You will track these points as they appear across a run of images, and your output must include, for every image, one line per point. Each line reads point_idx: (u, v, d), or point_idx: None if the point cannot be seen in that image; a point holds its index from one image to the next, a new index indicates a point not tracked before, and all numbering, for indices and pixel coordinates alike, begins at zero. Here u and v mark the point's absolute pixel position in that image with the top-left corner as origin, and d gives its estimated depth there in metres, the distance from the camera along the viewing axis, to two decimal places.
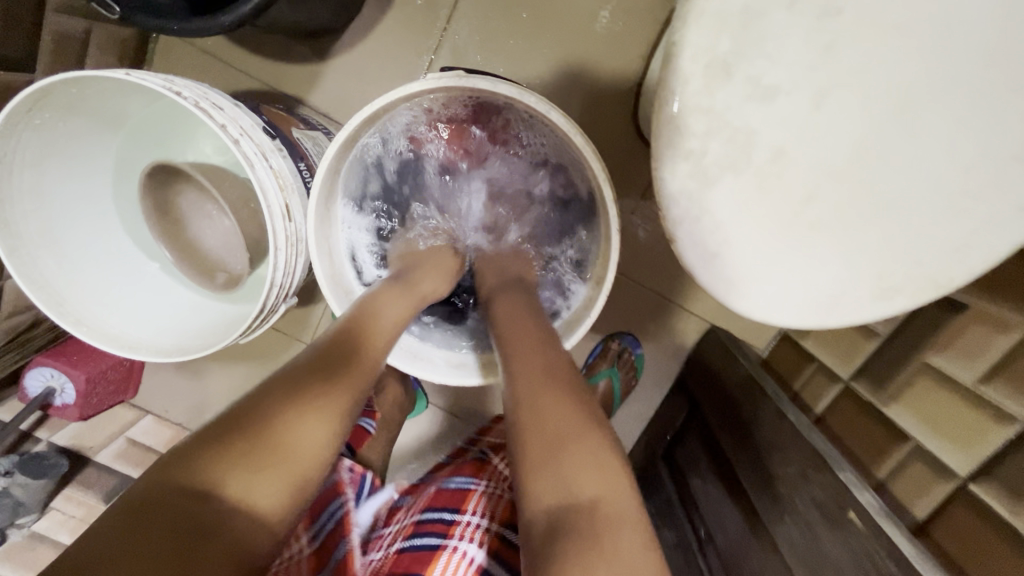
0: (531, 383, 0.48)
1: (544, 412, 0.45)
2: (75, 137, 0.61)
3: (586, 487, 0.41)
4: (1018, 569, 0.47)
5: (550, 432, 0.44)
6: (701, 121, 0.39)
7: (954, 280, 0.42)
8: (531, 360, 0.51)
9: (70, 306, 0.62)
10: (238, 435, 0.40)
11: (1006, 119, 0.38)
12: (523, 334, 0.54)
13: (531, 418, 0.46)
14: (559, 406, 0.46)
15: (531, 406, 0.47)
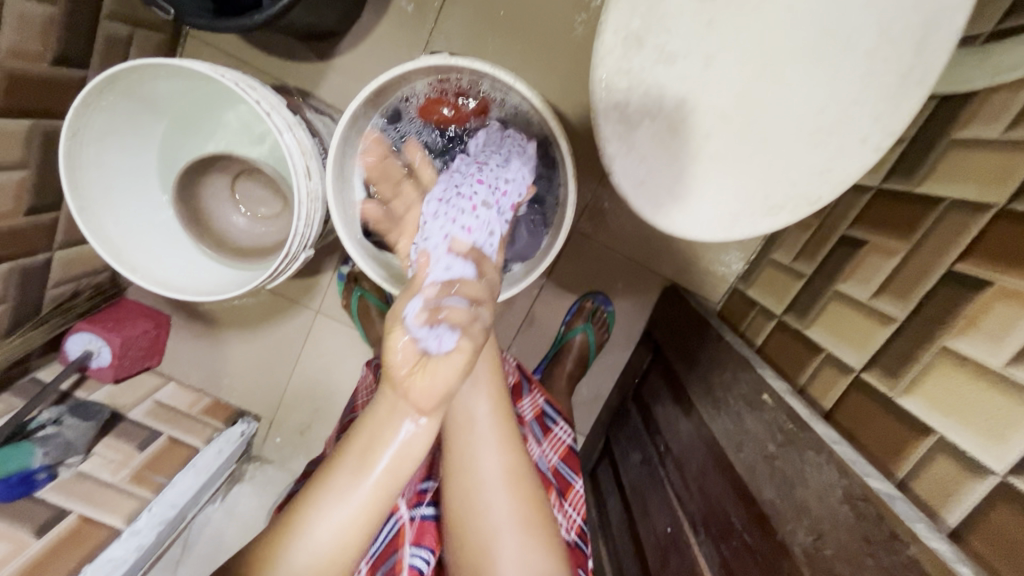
0: (458, 415, 0.63)
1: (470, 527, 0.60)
2: (130, 118, 0.74)
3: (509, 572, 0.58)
4: (891, 426, 0.60)
5: (468, 455, 0.61)
6: (623, 80, 0.55)
7: (821, 198, 0.55)
8: (468, 442, 0.62)
9: (126, 257, 0.75)
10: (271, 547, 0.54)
11: (844, 72, 0.53)
12: (473, 399, 0.63)
13: (456, 446, 0.62)
14: (495, 512, 0.60)
15: (456, 434, 0.62)
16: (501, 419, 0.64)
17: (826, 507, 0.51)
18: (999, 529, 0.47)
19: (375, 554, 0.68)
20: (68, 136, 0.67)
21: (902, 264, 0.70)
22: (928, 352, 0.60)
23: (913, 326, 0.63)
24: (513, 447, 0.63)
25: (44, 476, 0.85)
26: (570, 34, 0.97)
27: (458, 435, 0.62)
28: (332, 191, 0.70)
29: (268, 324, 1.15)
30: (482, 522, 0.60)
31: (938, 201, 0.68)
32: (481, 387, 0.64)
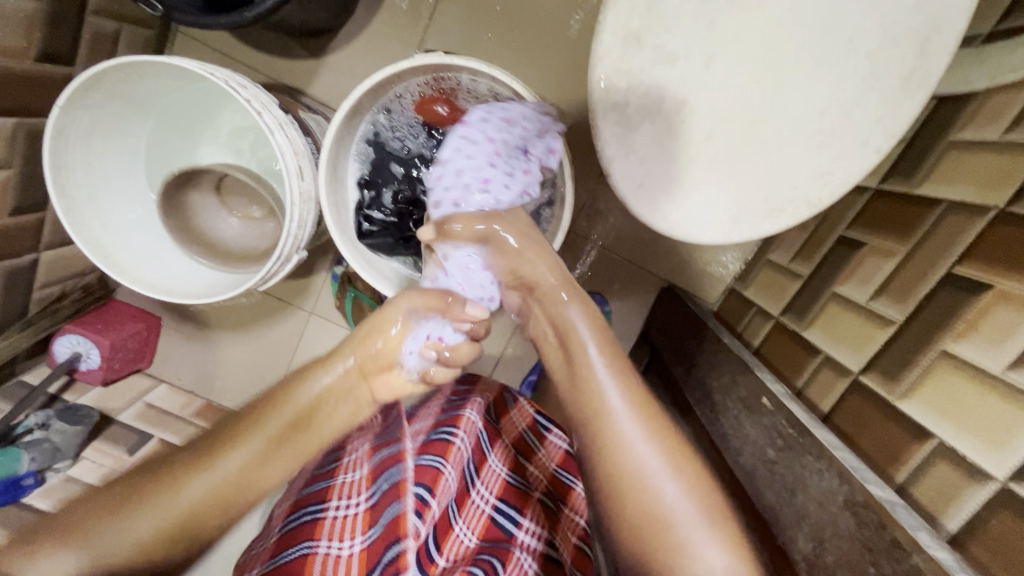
0: (586, 376, 0.58)
1: (628, 511, 0.54)
2: (117, 116, 0.72)
3: (694, 556, 0.52)
4: (890, 430, 0.60)
5: (608, 421, 0.56)
6: (622, 81, 0.54)
7: (822, 200, 0.55)
8: (608, 426, 0.56)
9: (114, 260, 0.73)
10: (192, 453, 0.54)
11: (845, 73, 0.53)
12: (592, 380, 0.58)
13: (590, 409, 0.57)
14: (659, 489, 0.54)
15: (590, 400, 0.57)
16: (624, 380, 0.58)
17: (827, 515, 0.51)
18: (1000, 536, 0.46)
19: (356, 542, 0.58)
20: (53, 135, 0.65)
21: (900, 266, 0.69)
22: (926, 356, 0.59)
23: (912, 329, 0.63)
24: (652, 416, 0.57)
25: (32, 482, 0.84)
26: (566, 32, 0.95)
27: (596, 400, 0.57)
28: (326, 192, 0.69)
29: (260, 324, 1.14)
30: (634, 495, 0.54)
31: (937, 203, 0.68)
32: (587, 338, 0.60)
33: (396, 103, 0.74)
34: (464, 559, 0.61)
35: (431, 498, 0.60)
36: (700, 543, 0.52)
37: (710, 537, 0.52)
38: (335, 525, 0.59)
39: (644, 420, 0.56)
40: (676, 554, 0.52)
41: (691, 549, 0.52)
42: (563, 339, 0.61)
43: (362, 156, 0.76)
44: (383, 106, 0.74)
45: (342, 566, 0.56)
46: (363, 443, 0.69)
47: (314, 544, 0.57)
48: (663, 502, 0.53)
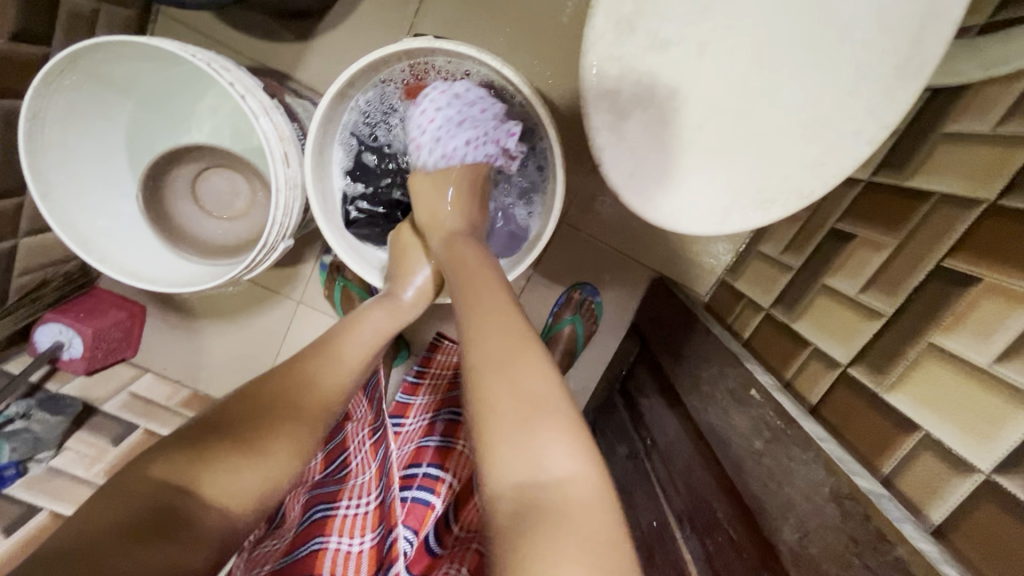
0: (463, 285, 0.54)
1: (492, 396, 0.44)
2: (96, 99, 0.70)
3: (553, 464, 0.41)
4: (877, 422, 0.60)
5: (477, 314, 0.50)
6: (614, 67, 0.53)
7: (813, 191, 0.54)
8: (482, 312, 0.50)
9: (94, 247, 0.71)
10: (214, 437, 0.45)
11: (839, 62, 0.52)
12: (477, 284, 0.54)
13: (463, 310, 0.52)
14: (529, 373, 0.45)
15: (466, 300, 0.52)
16: (500, 293, 0.53)
17: (812, 506, 0.51)
18: (984, 527, 0.47)
19: (366, 539, 0.61)
20: (28, 117, 0.63)
21: (891, 258, 0.69)
22: (914, 348, 0.59)
23: (901, 321, 0.63)
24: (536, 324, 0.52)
25: (14, 472, 0.83)
26: (559, 18, 0.94)
27: (467, 303, 0.52)
28: (312, 179, 0.67)
29: (248, 314, 1.12)
30: (479, 378, 0.46)
31: (928, 195, 0.68)
32: (475, 258, 0.58)
33: (384, 89, 0.72)
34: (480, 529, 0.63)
35: (443, 474, 0.68)
36: (538, 437, 0.42)
37: (562, 439, 0.42)
38: (346, 523, 0.62)
39: (500, 320, 0.49)
40: (510, 446, 0.42)
41: (530, 440, 0.42)
42: (449, 262, 0.59)
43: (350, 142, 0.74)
44: (370, 93, 0.72)
45: (352, 561, 0.59)
46: (364, 445, 0.70)
47: (325, 540, 0.59)
48: (511, 386, 0.44)
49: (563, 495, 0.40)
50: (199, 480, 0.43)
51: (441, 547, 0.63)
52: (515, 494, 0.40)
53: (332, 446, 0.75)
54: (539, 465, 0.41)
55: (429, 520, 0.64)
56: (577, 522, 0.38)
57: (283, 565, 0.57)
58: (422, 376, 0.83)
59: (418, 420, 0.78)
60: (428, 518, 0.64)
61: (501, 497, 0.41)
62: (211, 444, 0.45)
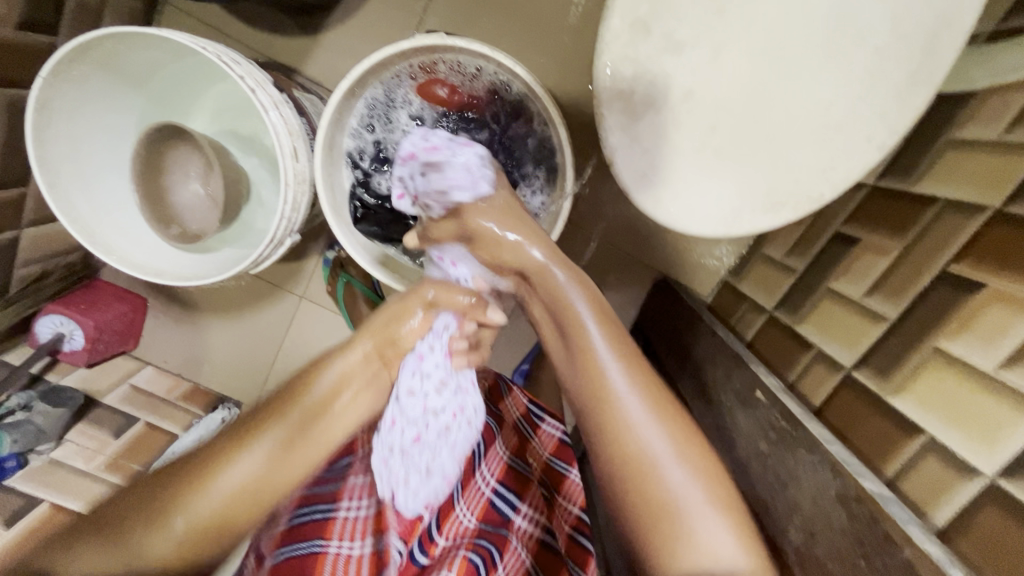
0: (580, 351, 0.53)
1: (649, 492, 0.48)
2: (103, 89, 0.70)
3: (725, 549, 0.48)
4: (881, 425, 0.61)
5: (615, 418, 0.50)
6: (629, 68, 0.53)
7: (823, 196, 0.55)
8: (617, 397, 0.50)
9: (100, 238, 0.71)
10: (180, 474, 0.48)
11: (853, 67, 0.52)
12: (607, 358, 0.52)
13: (592, 392, 0.51)
14: (681, 467, 0.49)
15: (607, 410, 0.50)
16: (630, 362, 0.52)
17: (818, 508, 0.51)
18: (987, 530, 0.48)
19: (366, 543, 0.62)
20: (36, 107, 0.63)
21: (896, 263, 0.70)
22: (920, 352, 0.60)
23: (906, 325, 0.63)
24: (657, 389, 0.52)
25: (14, 465, 0.81)
26: (569, 16, 0.94)
27: (611, 406, 0.50)
28: (321, 174, 0.67)
29: (252, 308, 1.12)
30: (645, 472, 0.49)
31: (933, 201, 0.68)
32: (592, 323, 0.53)
33: (393, 87, 0.72)
34: (469, 537, 0.62)
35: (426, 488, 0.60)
36: (708, 528, 0.48)
37: (720, 520, 0.48)
38: (346, 526, 0.62)
39: (673, 429, 0.50)
40: (682, 541, 0.48)
41: (698, 534, 0.47)
42: (558, 317, 0.55)
43: (360, 140, 0.74)
44: (380, 90, 0.71)
45: (353, 565, 0.60)
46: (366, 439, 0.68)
47: (325, 545, 0.60)
48: (670, 486, 0.48)
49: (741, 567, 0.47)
50: (208, 484, 0.47)
51: (429, 558, 0.60)
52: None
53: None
54: (699, 538, 0.47)
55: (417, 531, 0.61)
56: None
57: (283, 564, 0.59)
58: None
59: None
60: (416, 528, 0.61)
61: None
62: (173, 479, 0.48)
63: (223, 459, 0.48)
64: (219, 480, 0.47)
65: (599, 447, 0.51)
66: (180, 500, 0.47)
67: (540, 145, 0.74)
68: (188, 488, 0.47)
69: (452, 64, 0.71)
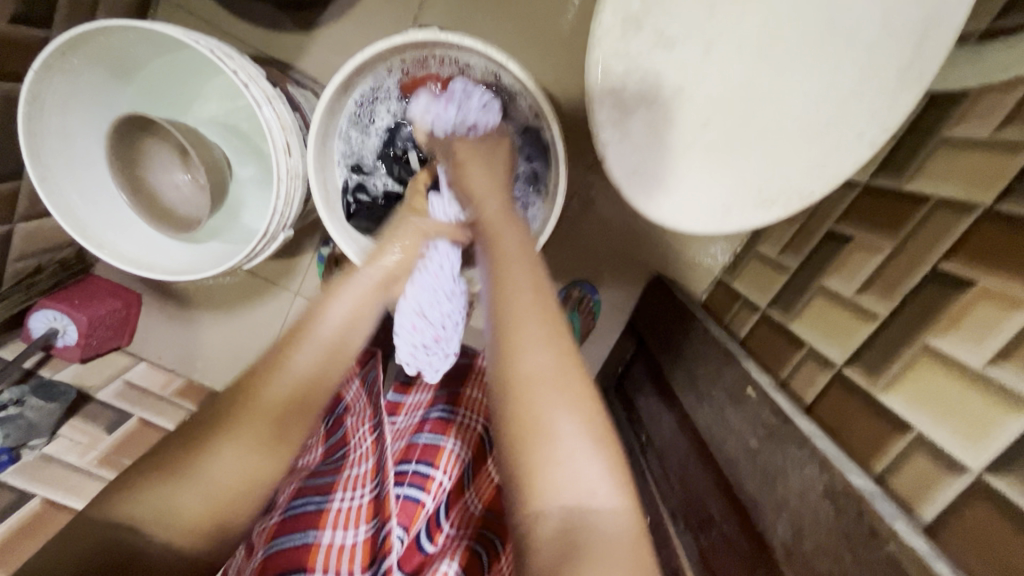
0: (491, 263, 0.50)
1: (517, 406, 0.41)
2: (94, 83, 0.69)
3: (597, 496, 0.39)
4: (871, 422, 0.61)
5: (517, 334, 0.44)
6: (620, 64, 0.52)
7: (813, 192, 0.55)
8: (508, 302, 0.46)
9: (92, 232, 0.70)
10: (168, 461, 0.44)
11: (844, 64, 0.52)
12: (509, 266, 0.48)
13: (491, 294, 0.47)
14: (557, 390, 0.42)
15: (511, 324, 0.44)
16: (531, 276, 0.48)
17: (806, 503, 0.51)
18: (974, 525, 0.48)
19: (361, 532, 0.61)
20: (27, 100, 0.62)
21: (888, 261, 0.70)
22: (909, 350, 0.60)
23: (898, 322, 0.64)
24: (556, 309, 0.46)
25: (5, 458, 0.82)
26: (564, 13, 0.93)
27: (500, 310, 0.45)
28: (314, 170, 0.67)
29: (246, 304, 1.12)
30: (530, 391, 0.41)
31: (925, 200, 0.68)
32: (497, 242, 0.52)
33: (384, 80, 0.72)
34: (472, 528, 0.65)
35: (435, 471, 0.66)
36: (585, 466, 0.40)
37: (602, 462, 0.40)
38: (339, 516, 0.62)
39: (551, 346, 0.43)
40: (553, 471, 0.39)
41: (565, 467, 0.39)
42: (488, 246, 0.52)
43: (351, 135, 0.74)
44: (370, 84, 0.71)
45: (347, 554, 0.59)
46: (365, 436, 0.71)
47: (318, 535, 0.59)
48: (554, 410, 0.41)
49: (606, 526, 0.39)
50: (203, 467, 0.43)
51: (435, 545, 0.62)
52: (553, 516, 0.39)
53: (332, 442, 0.76)
54: (564, 481, 0.39)
55: (420, 517, 0.63)
56: (618, 543, 0.38)
57: (270, 554, 0.57)
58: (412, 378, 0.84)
59: (410, 417, 0.76)
60: (418, 515, 0.63)
61: (536, 513, 0.39)
62: (165, 466, 0.43)
63: (250, 399, 0.46)
64: (254, 420, 0.45)
65: (492, 365, 0.44)
66: (215, 447, 0.44)
67: (531, 141, 0.75)
68: (190, 471, 0.43)
69: (443, 58, 0.71)
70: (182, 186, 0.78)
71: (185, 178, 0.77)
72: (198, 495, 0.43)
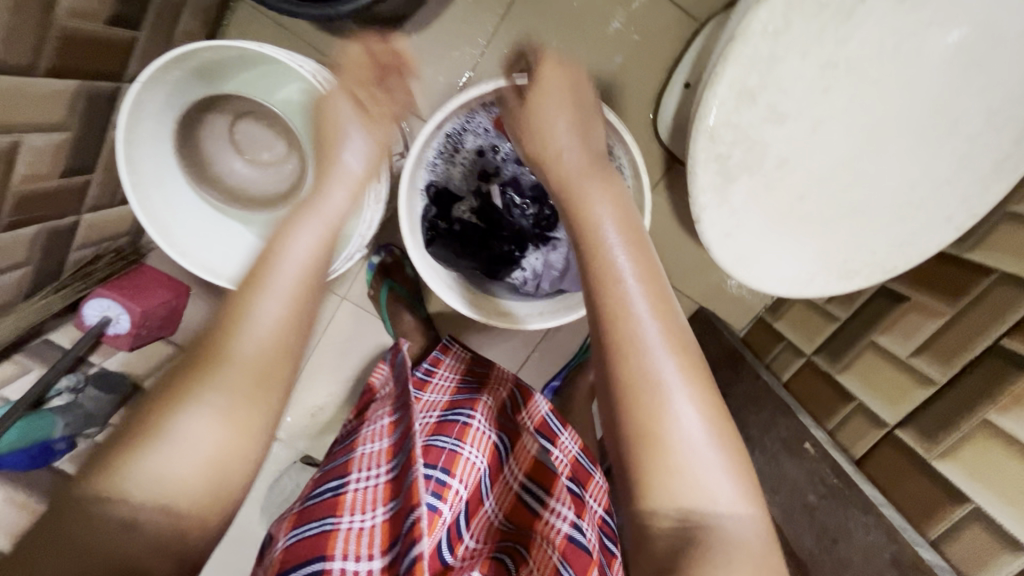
0: (605, 289, 0.46)
1: (653, 443, 0.42)
2: (186, 92, 0.70)
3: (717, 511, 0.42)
4: (926, 487, 0.64)
5: (633, 362, 0.44)
6: (729, 133, 0.53)
7: (896, 268, 0.57)
8: (637, 344, 0.44)
9: (175, 239, 0.72)
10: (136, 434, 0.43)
11: (942, 153, 0.54)
12: (622, 288, 0.46)
13: (599, 328, 0.46)
14: (689, 423, 0.43)
15: (624, 352, 0.44)
16: (660, 310, 0.46)
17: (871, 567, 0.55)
18: None
19: (378, 514, 0.61)
20: (130, 110, 0.64)
21: (944, 329, 0.71)
22: (967, 422, 0.63)
23: (954, 392, 0.66)
24: (681, 336, 0.46)
25: (63, 446, 0.85)
26: (636, 46, 0.95)
27: (619, 347, 0.44)
28: (404, 198, 0.69)
29: None
30: (662, 407, 0.43)
31: (989, 271, 0.69)
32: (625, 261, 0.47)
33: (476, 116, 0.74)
34: (491, 543, 0.65)
35: (451, 479, 0.64)
36: (712, 481, 0.42)
37: (729, 477, 0.43)
38: (357, 500, 0.63)
39: (694, 378, 0.44)
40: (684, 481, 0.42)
41: (701, 487, 0.42)
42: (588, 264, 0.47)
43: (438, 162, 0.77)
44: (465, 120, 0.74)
45: (365, 536, 0.59)
46: (382, 419, 0.74)
47: (337, 521, 0.61)
48: (692, 427, 0.43)
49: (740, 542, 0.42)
50: (174, 428, 0.43)
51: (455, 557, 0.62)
52: (670, 526, 0.42)
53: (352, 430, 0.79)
54: (706, 505, 0.42)
55: (440, 525, 0.61)
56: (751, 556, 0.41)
57: (293, 543, 0.60)
58: (430, 374, 0.81)
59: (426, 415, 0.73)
60: (437, 523, 0.61)
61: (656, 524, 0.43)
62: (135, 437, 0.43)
63: (212, 365, 0.45)
64: (223, 380, 0.45)
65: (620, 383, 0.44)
66: (186, 415, 0.43)
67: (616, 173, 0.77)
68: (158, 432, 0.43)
69: None
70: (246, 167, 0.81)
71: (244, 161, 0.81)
72: (171, 464, 0.42)
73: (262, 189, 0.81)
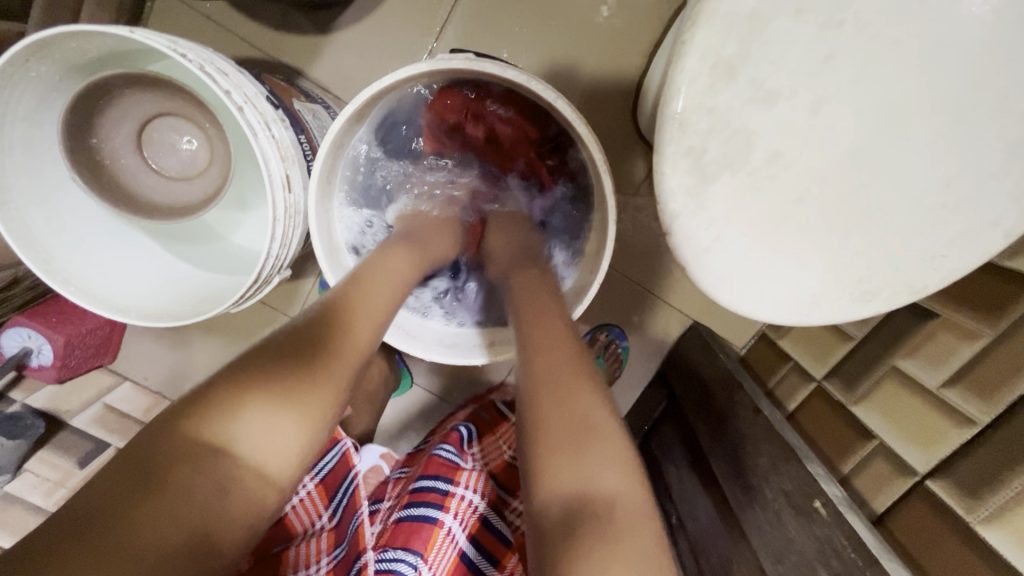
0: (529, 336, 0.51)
1: (550, 436, 0.43)
2: (56, 86, 0.58)
3: (603, 487, 0.41)
4: (970, 560, 0.51)
5: (539, 382, 0.47)
6: (702, 119, 0.41)
7: (926, 287, 0.44)
8: (542, 366, 0.47)
9: (58, 265, 0.61)
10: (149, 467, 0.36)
11: (984, 137, 0.41)
12: (540, 328, 0.51)
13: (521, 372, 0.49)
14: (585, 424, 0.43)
15: (542, 372, 0.47)
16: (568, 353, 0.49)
17: None
18: None
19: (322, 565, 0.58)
20: None
21: (985, 355, 0.57)
22: (1021, 478, 0.49)
23: (999, 438, 0.53)
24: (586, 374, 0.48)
25: None
26: (610, 29, 0.83)
27: (533, 374, 0.47)
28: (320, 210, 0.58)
29: (244, 337, 1.03)
30: (533, 349, 0.50)
31: None
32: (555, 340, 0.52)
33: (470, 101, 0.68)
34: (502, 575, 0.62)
35: (454, 487, 0.62)
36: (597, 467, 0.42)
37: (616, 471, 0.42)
38: (301, 554, 0.58)
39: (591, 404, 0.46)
40: (559, 458, 0.42)
41: (591, 474, 0.41)
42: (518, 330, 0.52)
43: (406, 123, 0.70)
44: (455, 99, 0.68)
45: None
46: None
47: None
48: (556, 362, 0.48)
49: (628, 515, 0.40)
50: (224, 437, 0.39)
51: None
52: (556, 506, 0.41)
53: None
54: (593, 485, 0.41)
55: (439, 539, 0.58)
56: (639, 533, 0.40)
57: None
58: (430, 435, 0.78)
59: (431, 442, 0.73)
60: (435, 537, 0.58)
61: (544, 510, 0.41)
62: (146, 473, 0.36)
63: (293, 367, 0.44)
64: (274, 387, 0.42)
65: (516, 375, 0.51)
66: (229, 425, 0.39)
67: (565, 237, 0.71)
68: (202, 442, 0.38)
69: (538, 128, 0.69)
70: (157, 175, 0.69)
71: (154, 166, 0.69)
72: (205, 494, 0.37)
73: (183, 192, 0.69)
